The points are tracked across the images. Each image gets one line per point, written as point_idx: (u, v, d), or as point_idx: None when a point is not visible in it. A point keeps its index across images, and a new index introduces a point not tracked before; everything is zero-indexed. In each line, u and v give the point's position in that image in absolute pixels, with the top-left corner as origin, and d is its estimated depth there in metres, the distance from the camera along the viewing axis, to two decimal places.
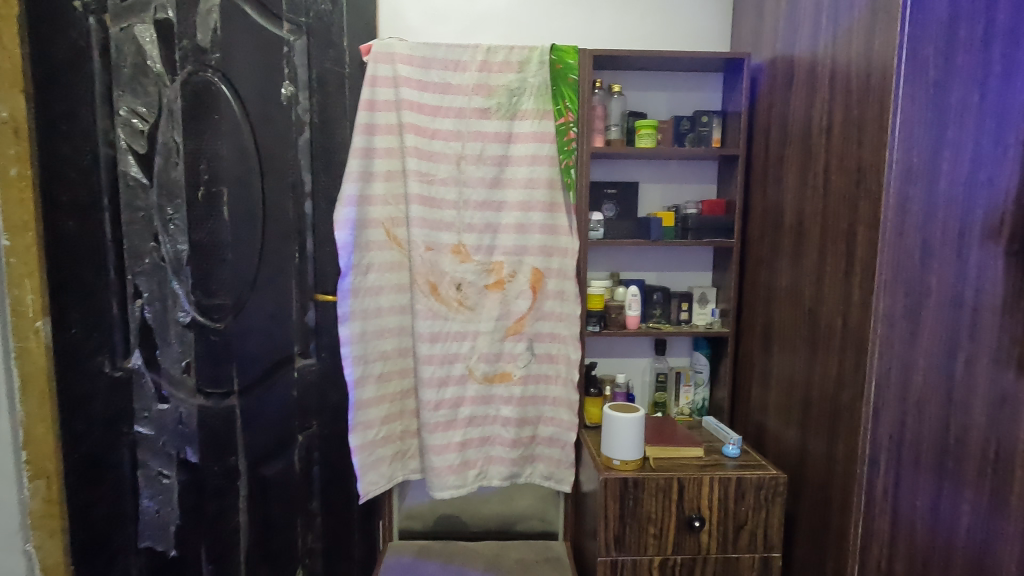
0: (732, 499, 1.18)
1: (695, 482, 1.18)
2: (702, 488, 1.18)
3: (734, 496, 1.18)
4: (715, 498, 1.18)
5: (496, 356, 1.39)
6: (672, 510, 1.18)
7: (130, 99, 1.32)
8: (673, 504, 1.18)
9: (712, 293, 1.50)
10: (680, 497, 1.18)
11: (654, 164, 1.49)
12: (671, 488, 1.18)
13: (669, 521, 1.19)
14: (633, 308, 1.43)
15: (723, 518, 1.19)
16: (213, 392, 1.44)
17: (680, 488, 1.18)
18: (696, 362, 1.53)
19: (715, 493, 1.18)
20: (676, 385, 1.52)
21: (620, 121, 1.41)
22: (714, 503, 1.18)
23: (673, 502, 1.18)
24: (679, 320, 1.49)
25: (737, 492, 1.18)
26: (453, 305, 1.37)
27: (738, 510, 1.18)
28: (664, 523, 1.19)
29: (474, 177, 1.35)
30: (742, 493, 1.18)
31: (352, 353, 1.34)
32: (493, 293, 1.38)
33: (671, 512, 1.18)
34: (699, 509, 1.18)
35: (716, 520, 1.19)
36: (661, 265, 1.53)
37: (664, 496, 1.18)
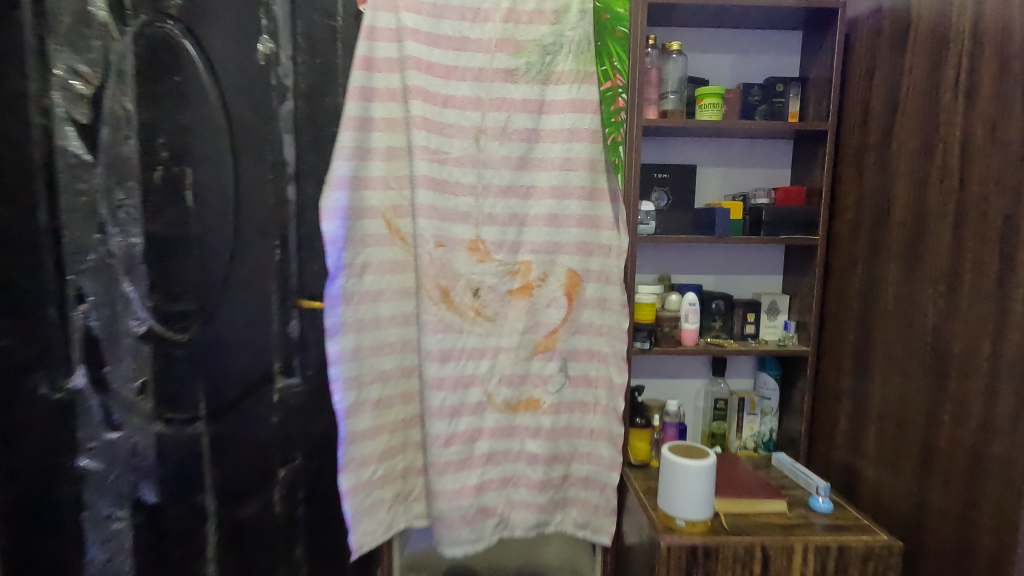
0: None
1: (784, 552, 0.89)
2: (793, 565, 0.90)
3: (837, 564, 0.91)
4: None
5: (521, 378, 1.12)
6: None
7: (69, 55, 0.99)
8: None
9: (784, 301, 1.22)
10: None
11: (715, 142, 1.22)
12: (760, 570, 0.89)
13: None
14: (692, 320, 1.16)
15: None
16: (175, 416, 1.17)
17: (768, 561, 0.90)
18: (762, 386, 1.26)
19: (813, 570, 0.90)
20: (738, 413, 1.25)
21: (678, 87, 1.13)
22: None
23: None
24: (742, 334, 1.22)
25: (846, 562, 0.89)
26: (468, 317, 1.10)
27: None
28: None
29: (496, 156, 1.08)
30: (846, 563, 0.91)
31: (343, 376, 1.07)
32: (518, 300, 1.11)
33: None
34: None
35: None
36: (721, 267, 1.26)
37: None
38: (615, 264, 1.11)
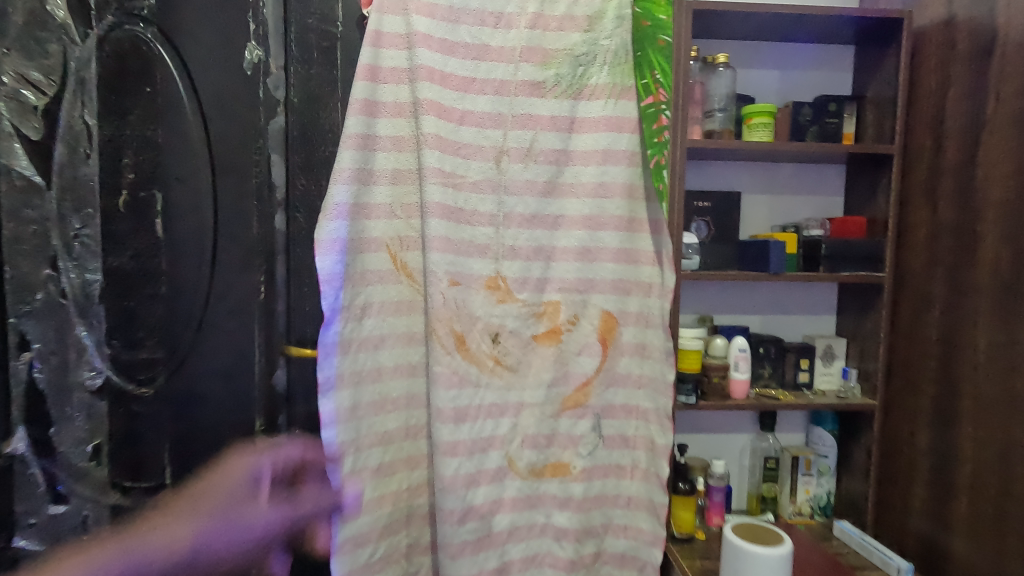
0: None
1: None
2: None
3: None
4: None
5: (547, 438, 0.96)
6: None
7: (21, 61, 0.90)
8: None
9: (840, 346, 1.08)
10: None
11: (761, 168, 1.09)
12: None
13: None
14: (742, 370, 1.01)
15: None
16: (135, 486, 0.99)
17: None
18: (818, 442, 1.10)
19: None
20: (792, 474, 1.09)
21: (727, 103, 1.01)
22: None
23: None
24: (796, 384, 1.07)
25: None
26: (488, 367, 0.93)
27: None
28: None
29: (520, 180, 0.93)
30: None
31: (338, 439, 0.90)
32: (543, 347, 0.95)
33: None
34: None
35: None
36: (768, 306, 1.12)
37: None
38: (659, 306, 0.96)
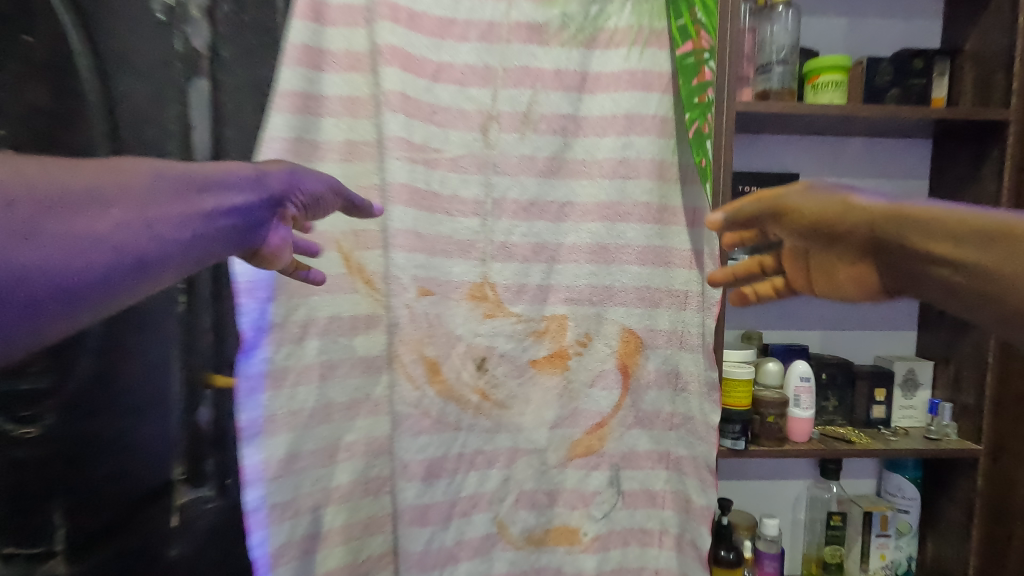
0: (1004, 238, 0.43)
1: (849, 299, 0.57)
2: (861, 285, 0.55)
3: (977, 304, 0.45)
4: (938, 243, 0.47)
5: (549, 495, 0.73)
6: (820, 239, 0.56)
7: None
8: (829, 216, 0.54)
9: (925, 371, 0.85)
10: (877, 215, 0.51)
11: (825, 143, 0.87)
12: (842, 219, 0.53)
13: (801, 224, 0.56)
14: (804, 406, 0.78)
15: (995, 265, 0.44)
16: (20, 553, 0.75)
17: (886, 236, 0.50)
18: (895, 494, 0.86)
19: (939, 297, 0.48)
20: (861, 532, 0.85)
21: (792, 54, 0.76)
22: (962, 249, 0.45)
23: (840, 224, 0.53)
24: (869, 421, 0.84)
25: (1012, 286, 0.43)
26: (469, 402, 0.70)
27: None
28: (793, 207, 0.56)
29: (516, 155, 0.70)
30: (984, 302, 0.44)
31: (267, 501, 0.68)
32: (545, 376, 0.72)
33: (864, 229, 0.52)
34: (940, 218, 0.47)
35: (953, 300, 0.47)
36: (831, 319, 0.89)
37: (773, 222, 0.58)
38: (704, 323, 0.72)
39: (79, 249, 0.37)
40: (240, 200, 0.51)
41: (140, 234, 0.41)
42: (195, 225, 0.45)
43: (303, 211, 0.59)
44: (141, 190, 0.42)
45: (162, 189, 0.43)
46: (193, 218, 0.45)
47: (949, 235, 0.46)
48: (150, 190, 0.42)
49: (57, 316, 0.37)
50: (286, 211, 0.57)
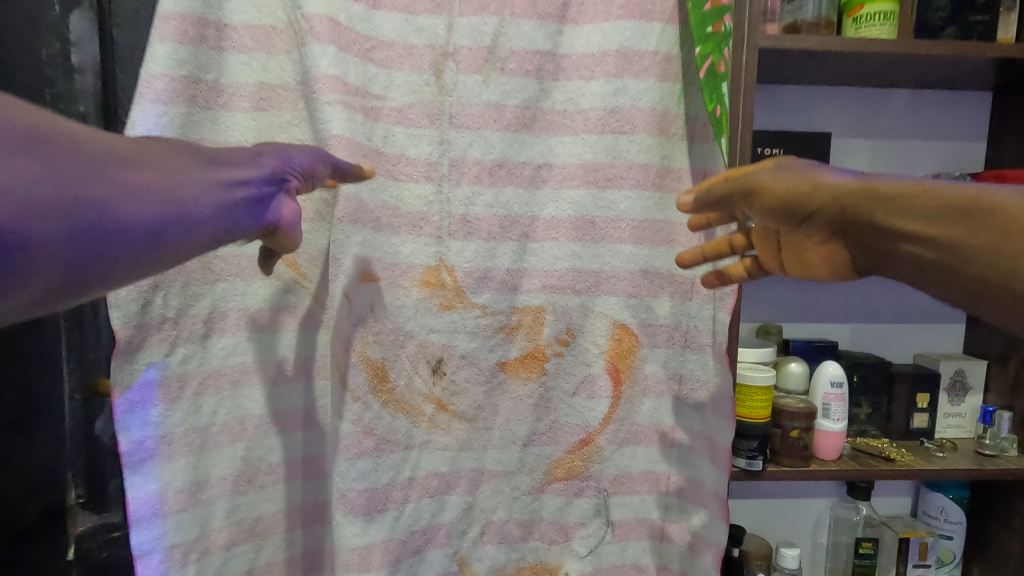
0: (968, 208, 0.35)
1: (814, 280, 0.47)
2: (822, 264, 0.46)
3: (948, 285, 0.36)
4: (909, 221, 0.37)
5: (522, 526, 0.60)
6: (789, 222, 0.44)
7: None
8: (800, 198, 0.43)
9: (977, 373, 0.71)
10: (846, 194, 0.40)
11: (861, 98, 0.72)
12: (807, 201, 0.42)
13: (774, 206, 0.44)
14: (834, 417, 0.64)
15: (963, 240, 0.35)
16: None
17: (856, 218, 0.40)
18: (937, 516, 0.73)
19: (909, 278, 0.38)
20: (896, 562, 0.71)
21: None
22: (938, 227, 0.36)
23: (808, 205, 0.42)
24: (908, 431, 0.70)
25: (996, 265, 0.33)
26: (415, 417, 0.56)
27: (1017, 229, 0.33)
28: (765, 188, 0.45)
29: (479, 104, 0.55)
30: (953, 277, 0.35)
31: (162, 542, 0.53)
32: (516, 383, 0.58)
33: (833, 210, 0.41)
34: (908, 192, 0.38)
35: (920, 280, 0.38)
36: (864, 310, 0.74)
37: (742, 205, 0.47)
38: (716, 316, 0.56)
39: (132, 200, 0.34)
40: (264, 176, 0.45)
41: (182, 191, 0.38)
42: (224, 195, 0.41)
43: (308, 181, 0.47)
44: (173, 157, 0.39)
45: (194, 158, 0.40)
46: (232, 186, 0.42)
47: (919, 209, 0.37)
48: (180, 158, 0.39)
49: (123, 264, 0.34)
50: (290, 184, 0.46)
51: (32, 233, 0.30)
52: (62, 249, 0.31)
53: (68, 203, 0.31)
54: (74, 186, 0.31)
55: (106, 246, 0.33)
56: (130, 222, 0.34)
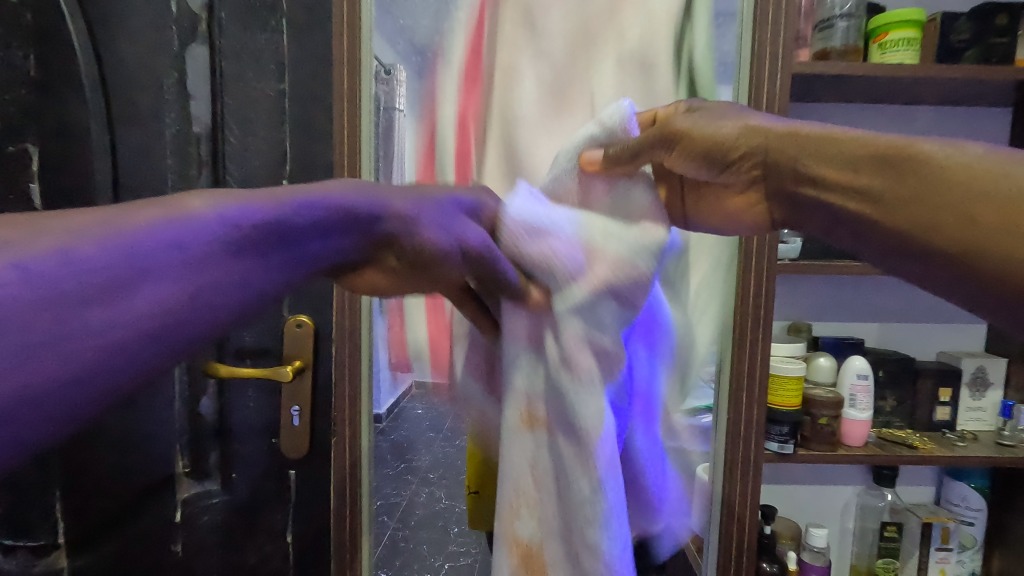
0: (884, 156, 0.35)
1: (731, 229, 0.46)
2: (728, 217, 0.45)
3: (857, 230, 0.37)
4: (836, 172, 0.37)
5: None
6: (709, 169, 0.42)
7: None
8: (726, 146, 0.41)
9: (997, 369, 0.76)
10: (778, 143, 0.40)
11: (888, 113, 0.78)
12: (734, 148, 0.41)
13: (694, 152, 0.41)
14: (860, 407, 0.70)
15: (890, 188, 0.35)
16: (20, 543, 0.74)
17: (785, 169, 0.40)
18: (961, 505, 0.78)
19: (827, 223, 0.39)
20: (918, 545, 0.76)
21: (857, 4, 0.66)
22: (856, 176, 0.36)
23: (736, 150, 0.41)
24: (931, 423, 0.76)
25: (912, 211, 0.34)
26: (606, 504, 0.37)
27: (936, 184, 0.33)
28: (685, 133, 0.41)
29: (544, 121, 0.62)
30: (862, 226, 0.36)
31: None
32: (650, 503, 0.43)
33: (758, 155, 0.41)
34: (838, 140, 0.37)
35: (839, 228, 0.38)
36: (889, 311, 0.80)
37: (665, 156, 0.41)
38: None
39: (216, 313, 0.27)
40: (339, 244, 0.33)
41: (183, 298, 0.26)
42: (245, 296, 0.28)
43: (411, 262, 0.37)
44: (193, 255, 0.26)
45: (219, 253, 0.27)
46: (253, 269, 0.29)
47: (846, 154, 0.37)
48: (181, 260, 0.26)
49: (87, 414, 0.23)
50: (385, 261, 0.37)
51: (117, 372, 0.24)
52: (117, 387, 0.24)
53: (22, 358, 0.21)
54: (75, 317, 0.23)
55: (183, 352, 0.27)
56: (212, 325, 0.27)
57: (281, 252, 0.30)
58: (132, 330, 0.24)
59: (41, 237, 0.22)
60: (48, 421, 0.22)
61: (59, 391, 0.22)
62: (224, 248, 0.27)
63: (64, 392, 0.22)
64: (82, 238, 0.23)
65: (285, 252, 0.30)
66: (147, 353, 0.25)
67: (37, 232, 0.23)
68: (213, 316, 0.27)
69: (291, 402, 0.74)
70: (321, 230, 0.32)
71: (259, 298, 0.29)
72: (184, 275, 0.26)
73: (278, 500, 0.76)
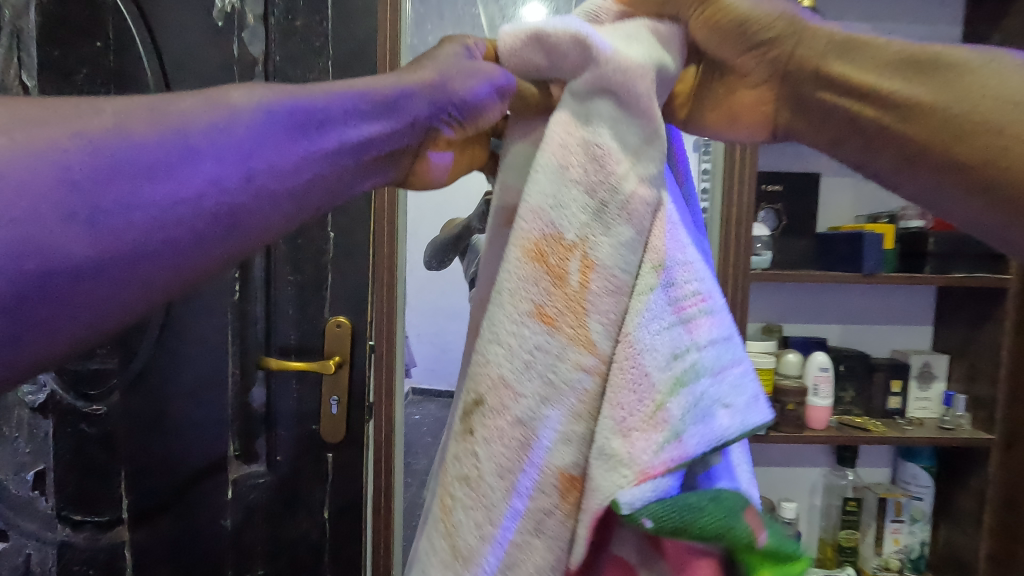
0: (914, 60, 0.35)
1: (726, 138, 0.43)
2: (733, 122, 0.42)
3: (870, 141, 0.37)
4: (862, 71, 0.36)
5: None
6: (732, 49, 0.40)
7: None
8: (760, 25, 0.39)
9: (940, 365, 0.88)
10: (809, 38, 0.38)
11: None
12: (768, 26, 0.39)
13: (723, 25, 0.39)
14: (822, 395, 0.82)
15: (916, 92, 0.34)
16: (86, 519, 0.84)
17: (803, 72, 0.39)
18: (912, 482, 0.90)
19: (841, 131, 0.38)
20: (876, 518, 0.88)
21: None
22: (884, 78, 0.35)
23: (766, 30, 0.39)
24: (886, 411, 0.87)
25: (933, 116, 0.34)
26: (532, 333, 0.29)
27: (954, 126, 0.33)
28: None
29: None
30: (878, 137, 0.36)
31: None
32: (601, 425, 0.27)
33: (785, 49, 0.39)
34: (868, 41, 0.37)
35: (850, 135, 0.37)
36: (849, 314, 0.92)
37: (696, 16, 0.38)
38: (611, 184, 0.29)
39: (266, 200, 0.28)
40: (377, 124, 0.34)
41: (235, 179, 0.27)
42: (291, 181, 0.29)
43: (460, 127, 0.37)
44: (238, 138, 0.27)
45: (269, 135, 0.28)
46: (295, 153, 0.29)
47: (878, 57, 0.36)
48: (229, 140, 0.27)
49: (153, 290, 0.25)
50: (441, 133, 0.38)
51: (171, 263, 0.25)
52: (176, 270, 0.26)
53: (93, 219, 0.23)
54: (130, 189, 0.24)
55: (243, 243, 0.28)
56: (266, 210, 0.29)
57: (316, 138, 0.30)
58: (182, 203, 0.25)
59: (97, 118, 0.24)
60: (123, 285, 0.24)
61: (120, 268, 0.24)
62: (262, 137, 0.28)
63: (121, 272, 0.24)
64: (134, 122, 0.25)
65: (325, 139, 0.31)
66: (203, 233, 0.26)
67: (94, 114, 0.24)
68: (267, 201, 0.28)
69: (331, 392, 0.84)
70: (357, 116, 0.33)
71: (309, 190, 0.31)
72: (233, 156, 0.27)
73: (317, 480, 0.86)
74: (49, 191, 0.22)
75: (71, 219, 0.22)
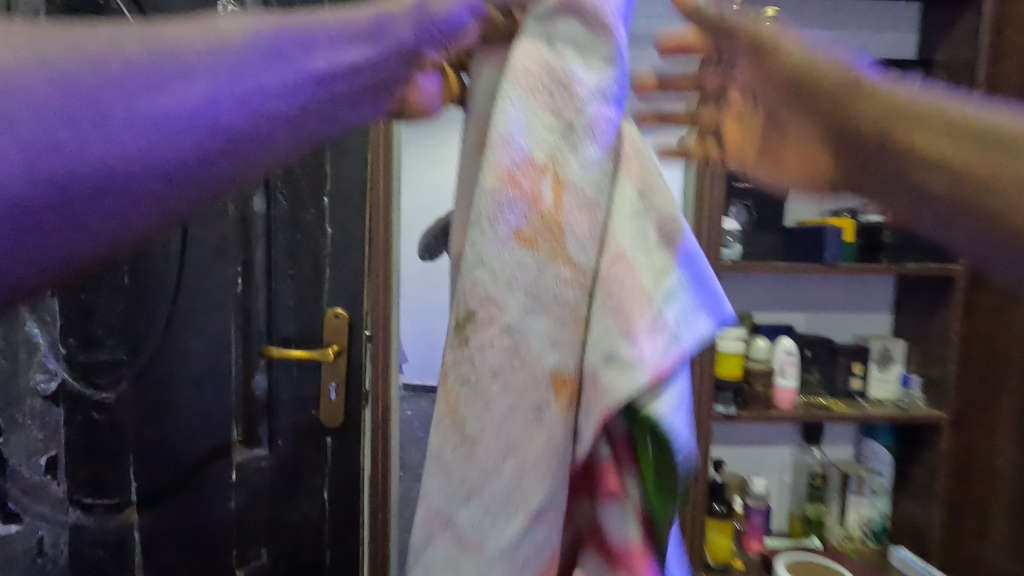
0: (980, 131, 0.32)
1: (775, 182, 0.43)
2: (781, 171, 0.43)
3: (939, 209, 0.33)
4: (925, 131, 0.33)
5: None
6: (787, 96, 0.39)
7: None
8: (816, 78, 0.37)
9: (899, 348, 0.94)
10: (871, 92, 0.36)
11: None
12: (825, 76, 0.37)
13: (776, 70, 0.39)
14: (788, 376, 0.88)
15: (982, 165, 0.32)
16: (96, 503, 0.88)
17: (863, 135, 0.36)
18: (873, 457, 0.97)
19: (902, 200, 0.35)
20: (840, 492, 0.96)
21: None
22: (955, 145, 0.32)
23: (815, 74, 0.37)
24: (848, 391, 0.94)
25: (1004, 188, 0.31)
26: (517, 254, 0.31)
27: (983, 180, 0.31)
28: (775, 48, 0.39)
29: None
30: (943, 206, 0.33)
31: None
32: (609, 330, 0.32)
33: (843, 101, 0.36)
34: (932, 108, 0.34)
35: (905, 197, 0.34)
36: (815, 303, 0.99)
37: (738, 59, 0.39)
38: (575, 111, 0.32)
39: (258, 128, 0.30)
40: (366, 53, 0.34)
41: (222, 104, 0.28)
42: (282, 111, 0.31)
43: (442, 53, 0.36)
44: (226, 63, 0.28)
45: (257, 61, 0.29)
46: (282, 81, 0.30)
47: (943, 122, 0.33)
48: (216, 65, 0.28)
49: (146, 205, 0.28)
50: (426, 56, 0.37)
51: (163, 184, 0.28)
52: (163, 190, 0.28)
53: (96, 130, 0.25)
54: (122, 105, 0.26)
55: (241, 166, 0.30)
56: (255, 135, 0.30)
57: (305, 71, 0.31)
58: (175, 125, 0.27)
59: (92, 36, 0.26)
60: (126, 199, 0.27)
61: (115, 182, 0.26)
62: (251, 63, 0.29)
63: (117, 181, 0.27)
64: (129, 48, 0.26)
65: (312, 71, 0.32)
66: (192, 158, 0.28)
67: (89, 30, 0.26)
68: (257, 128, 0.30)
69: (329, 379, 0.89)
70: (342, 43, 0.33)
71: (304, 115, 0.32)
72: (219, 80, 0.28)
73: (317, 463, 0.91)
74: (50, 100, 0.24)
75: (58, 145, 0.24)
